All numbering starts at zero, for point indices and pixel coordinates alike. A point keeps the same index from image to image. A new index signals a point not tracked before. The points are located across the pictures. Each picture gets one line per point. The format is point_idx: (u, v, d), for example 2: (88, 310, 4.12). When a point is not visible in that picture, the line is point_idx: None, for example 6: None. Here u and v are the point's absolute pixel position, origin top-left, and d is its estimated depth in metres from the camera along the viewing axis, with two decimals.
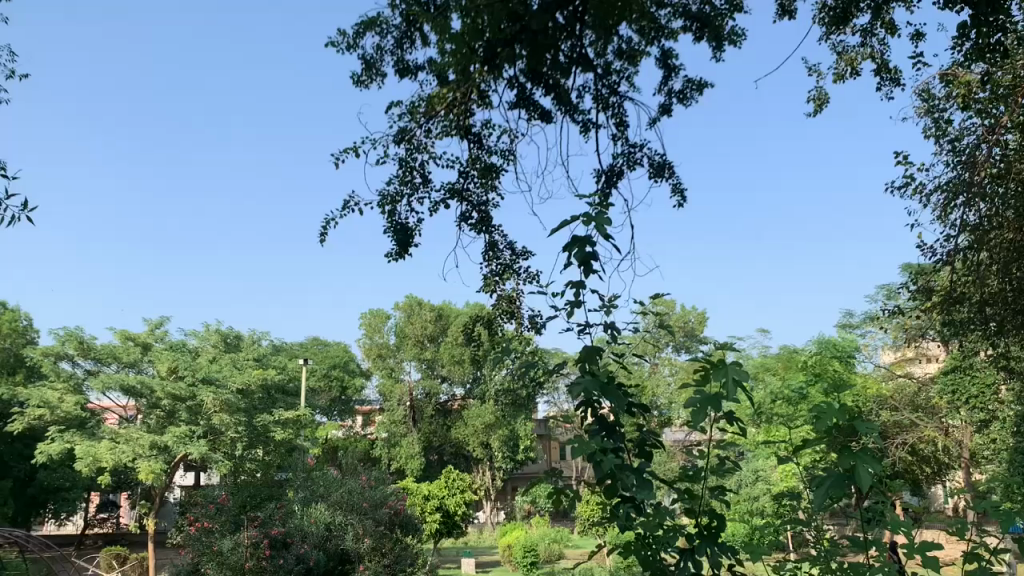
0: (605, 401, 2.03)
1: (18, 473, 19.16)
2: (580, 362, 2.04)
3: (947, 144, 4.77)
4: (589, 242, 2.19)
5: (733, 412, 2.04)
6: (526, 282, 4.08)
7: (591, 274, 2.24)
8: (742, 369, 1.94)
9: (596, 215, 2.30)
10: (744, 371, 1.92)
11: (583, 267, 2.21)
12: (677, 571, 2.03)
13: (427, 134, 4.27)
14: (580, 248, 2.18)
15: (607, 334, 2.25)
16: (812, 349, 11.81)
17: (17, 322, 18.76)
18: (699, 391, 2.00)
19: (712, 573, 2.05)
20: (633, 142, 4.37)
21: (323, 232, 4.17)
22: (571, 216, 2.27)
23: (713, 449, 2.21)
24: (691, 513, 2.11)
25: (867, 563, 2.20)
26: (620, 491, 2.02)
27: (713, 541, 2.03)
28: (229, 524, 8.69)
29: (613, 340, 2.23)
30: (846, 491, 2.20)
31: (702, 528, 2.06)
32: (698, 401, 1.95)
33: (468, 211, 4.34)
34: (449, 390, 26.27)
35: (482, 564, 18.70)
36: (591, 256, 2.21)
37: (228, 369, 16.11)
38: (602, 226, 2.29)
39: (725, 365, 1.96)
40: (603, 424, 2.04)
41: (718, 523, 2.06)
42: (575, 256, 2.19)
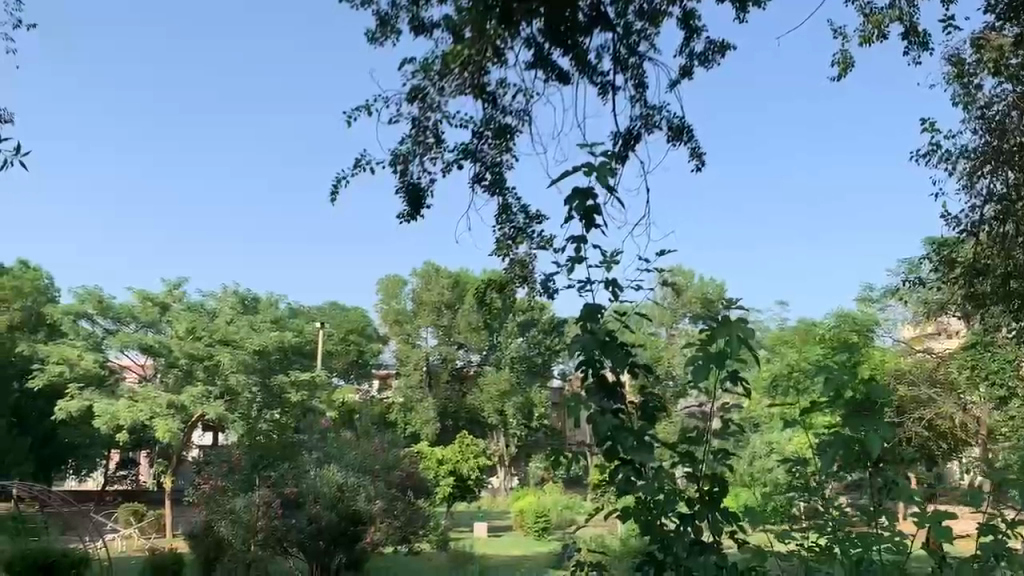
0: (606, 361, 2.01)
1: (39, 430, 19.47)
2: (580, 322, 2.03)
3: (976, 111, 4.62)
4: (592, 194, 2.11)
5: (739, 376, 2.01)
6: (537, 247, 4.02)
7: (594, 228, 2.18)
8: (747, 327, 1.92)
9: (599, 166, 2.22)
10: (747, 326, 1.92)
11: (586, 220, 2.15)
12: (676, 537, 2.01)
13: (441, 93, 4.19)
14: (582, 201, 2.11)
15: (612, 292, 2.19)
16: (828, 323, 11.70)
17: (39, 281, 18.85)
18: (699, 351, 1.97)
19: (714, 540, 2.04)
20: (652, 105, 4.27)
21: (334, 192, 4.12)
22: (573, 167, 2.19)
23: (717, 412, 2.16)
24: (692, 477, 2.06)
25: (874, 534, 2.31)
26: (619, 454, 2.00)
27: (714, 507, 2.02)
28: (243, 482, 9.27)
29: (617, 298, 2.17)
30: (859, 461, 2.25)
31: (703, 493, 2.04)
32: (698, 359, 1.94)
33: (481, 172, 4.26)
34: (465, 356, 26.45)
35: (495, 528, 18.87)
36: (594, 210, 2.14)
37: (245, 330, 16.17)
38: (605, 178, 2.22)
39: (728, 323, 1.95)
40: (602, 386, 2.00)
41: (720, 489, 2.04)
42: (576, 209, 2.11)
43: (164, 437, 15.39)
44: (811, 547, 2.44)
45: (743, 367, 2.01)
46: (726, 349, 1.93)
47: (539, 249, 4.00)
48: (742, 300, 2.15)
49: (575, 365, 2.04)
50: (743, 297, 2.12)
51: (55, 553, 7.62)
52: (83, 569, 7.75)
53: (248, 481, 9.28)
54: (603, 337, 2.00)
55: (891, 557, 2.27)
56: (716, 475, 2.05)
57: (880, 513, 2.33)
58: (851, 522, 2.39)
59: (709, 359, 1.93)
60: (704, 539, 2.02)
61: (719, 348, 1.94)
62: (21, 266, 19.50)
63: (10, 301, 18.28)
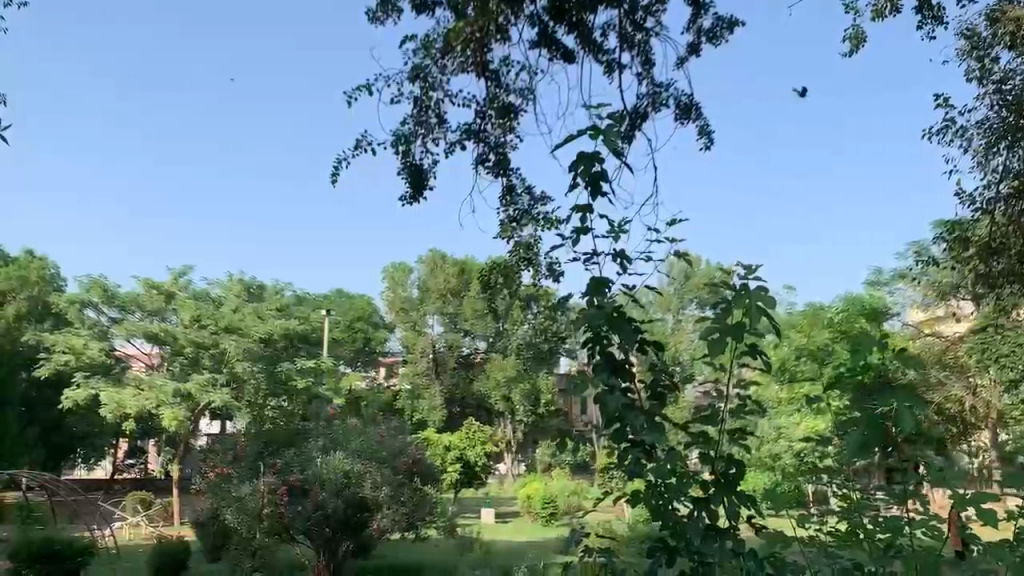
0: (614, 336, 1.93)
1: (47, 419, 19.50)
2: (587, 295, 1.95)
3: (991, 86, 4.52)
4: (598, 159, 2.02)
5: (757, 348, 1.93)
6: (544, 228, 3.92)
7: (601, 197, 2.09)
8: (769, 296, 1.84)
9: (605, 130, 2.13)
10: (768, 296, 1.83)
11: (592, 188, 2.06)
12: (689, 522, 1.93)
13: (443, 71, 4.10)
14: (588, 167, 2.01)
15: (620, 264, 2.10)
16: (838, 306, 11.56)
17: (45, 270, 18.81)
18: (716, 321, 1.87)
19: (731, 525, 1.95)
20: (660, 82, 4.18)
21: (334, 173, 4.04)
22: (577, 132, 2.10)
23: (732, 389, 2.06)
24: (706, 460, 1.97)
25: (906, 518, 2.25)
26: (628, 434, 1.92)
27: (730, 490, 1.92)
28: (249, 471, 9.20)
29: (626, 269, 2.08)
30: (885, 437, 2.17)
31: (719, 476, 1.94)
32: (715, 331, 1.85)
33: (485, 153, 4.18)
34: (471, 343, 26.09)
35: (502, 514, 18.89)
36: (600, 176, 2.05)
37: (251, 318, 16.11)
38: (612, 145, 2.13)
39: (746, 292, 1.85)
40: (610, 363, 1.92)
41: (737, 471, 1.94)
42: (583, 175, 2.02)
43: (171, 425, 15.39)
44: (832, 532, 2.36)
45: (761, 341, 1.93)
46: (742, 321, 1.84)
47: (544, 231, 3.92)
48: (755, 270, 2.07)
49: (581, 342, 1.97)
50: (757, 266, 2.04)
51: (59, 542, 7.54)
52: (87, 558, 7.70)
53: (253, 470, 9.19)
54: (610, 311, 1.92)
55: (927, 540, 2.22)
56: (732, 456, 1.96)
57: (911, 497, 2.28)
58: (874, 505, 2.32)
59: (726, 331, 1.85)
60: (719, 525, 1.94)
61: (737, 319, 1.85)
62: (26, 256, 19.46)
63: (16, 291, 18.29)
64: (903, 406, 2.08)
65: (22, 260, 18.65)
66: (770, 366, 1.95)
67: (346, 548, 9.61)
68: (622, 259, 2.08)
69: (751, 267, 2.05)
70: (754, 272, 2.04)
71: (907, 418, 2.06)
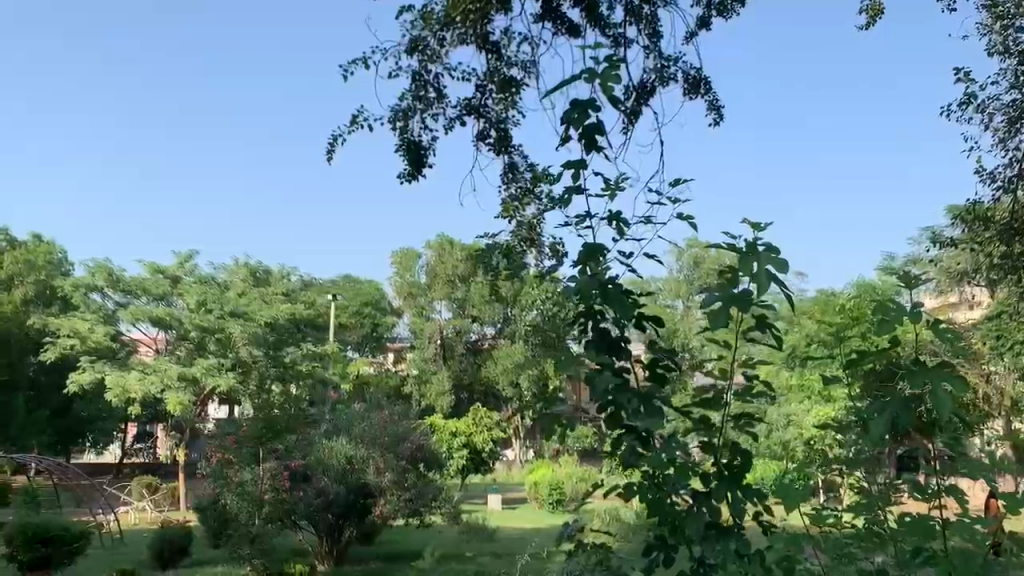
0: (608, 310, 1.78)
1: (56, 403, 19.53)
2: (578, 263, 1.81)
3: (1014, 60, 4.33)
4: (593, 107, 1.86)
5: (768, 318, 1.77)
6: (545, 208, 3.74)
7: (596, 150, 1.93)
8: (779, 257, 1.66)
9: (604, 75, 1.97)
10: (778, 255, 1.65)
11: (586, 140, 1.91)
12: (687, 518, 1.76)
13: (442, 43, 3.94)
14: (581, 114, 1.85)
15: (616, 228, 1.94)
16: (850, 291, 11.34)
17: (52, 255, 18.79)
18: (719, 290, 1.71)
19: (737, 523, 1.77)
20: (667, 55, 4.01)
21: (330, 150, 3.89)
22: (571, 76, 1.94)
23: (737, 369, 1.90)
24: (708, 450, 1.81)
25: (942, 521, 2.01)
26: (623, 420, 1.78)
27: (736, 483, 1.75)
28: (248, 455, 8.82)
29: (622, 234, 1.92)
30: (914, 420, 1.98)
31: (722, 467, 1.78)
32: (717, 299, 1.69)
33: (486, 130, 4.03)
34: (480, 329, 25.96)
35: (510, 500, 18.79)
36: (595, 127, 1.90)
37: (257, 303, 16.05)
38: (610, 95, 1.97)
39: (755, 254, 1.68)
40: (603, 340, 1.79)
41: (742, 463, 1.77)
42: (576, 124, 1.87)
43: (176, 410, 15.33)
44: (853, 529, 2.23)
45: (771, 312, 1.76)
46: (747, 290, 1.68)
47: (545, 210, 3.74)
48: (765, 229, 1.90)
49: (573, 317, 1.83)
50: (768, 223, 1.86)
51: (56, 526, 7.43)
52: (85, 542, 7.60)
53: (252, 454, 8.83)
54: (603, 281, 1.78)
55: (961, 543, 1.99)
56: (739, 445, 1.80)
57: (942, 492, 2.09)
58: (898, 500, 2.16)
59: (729, 300, 1.68)
60: (723, 523, 1.76)
61: (744, 285, 1.67)
62: (33, 240, 19.43)
63: (24, 275, 18.26)
64: (940, 386, 1.83)
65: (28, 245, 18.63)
66: (780, 338, 1.79)
67: (350, 535, 9.68)
68: (618, 221, 1.92)
69: (758, 224, 1.87)
70: (763, 230, 1.87)
71: (944, 400, 1.82)
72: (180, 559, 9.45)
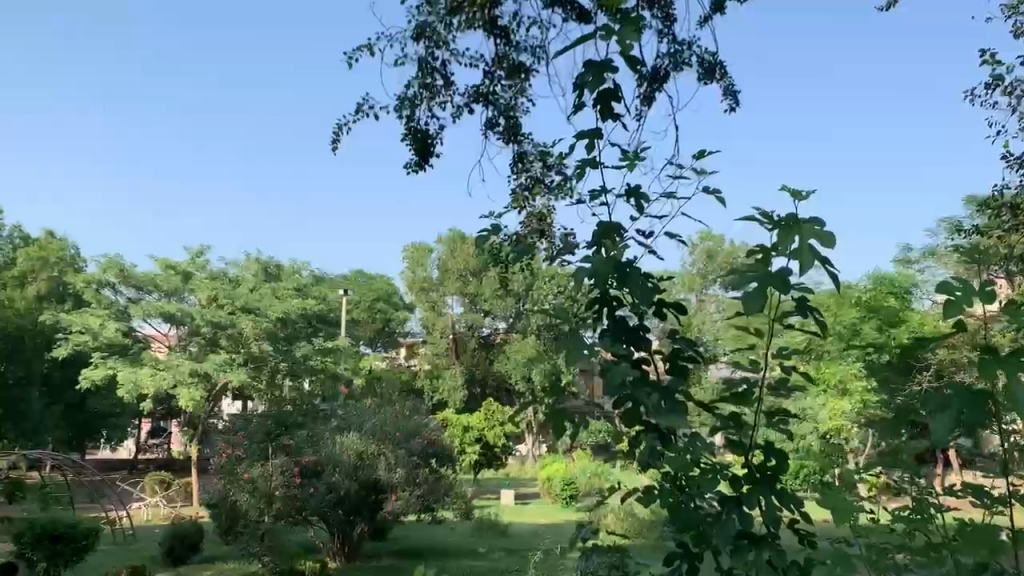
0: (624, 292, 1.64)
1: (69, 399, 19.59)
2: (592, 242, 1.68)
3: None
4: (609, 69, 1.74)
5: (807, 302, 1.58)
6: (557, 199, 3.62)
7: (611, 118, 1.82)
8: (826, 231, 1.38)
9: (620, 34, 1.85)
10: (827, 229, 1.36)
11: (601, 106, 1.80)
12: (716, 526, 1.61)
13: (449, 28, 3.83)
14: (597, 76, 1.72)
15: (632, 203, 1.80)
16: (867, 282, 11.14)
17: (64, 250, 18.79)
18: (754, 269, 1.53)
19: (772, 532, 1.60)
20: (680, 39, 3.88)
21: (335, 139, 3.80)
22: (586, 35, 1.82)
23: (769, 358, 1.76)
24: (739, 449, 1.67)
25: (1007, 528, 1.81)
26: (642, 416, 1.65)
27: (770, 486, 1.58)
28: (258, 450, 8.92)
29: (641, 211, 1.79)
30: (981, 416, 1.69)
31: (754, 469, 1.62)
32: (751, 278, 1.51)
33: (494, 117, 3.92)
34: (492, 324, 25.88)
35: (523, 496, 18.72)
36: (611, 92, 1.79)
37: (268, 298, 16.07)
38: (628, 58, 1.85)
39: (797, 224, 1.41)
40: (621, 329, 1.69)
41: (776, 463, 1.61)
42: (592, 87, 1.74)
43: (188, 405, 15.34)
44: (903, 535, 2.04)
45: (810, 294, 1.59)
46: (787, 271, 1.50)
47: (556, 201, 3.61)
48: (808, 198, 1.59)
49: (587, 305, 1.74)
50: (811, 189, 1.58)
51: (64, 522, 7.39)
52: (94, 539, 7.56)
53: (263, 449, 8.92)
54: (622, 261, 1.63)
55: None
56: (773, 446, 1.64)
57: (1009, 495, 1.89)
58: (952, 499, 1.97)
59: (765, 280, 1.50)
60: (755, 532, 1.59)
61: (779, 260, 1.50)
62: (46, 237, 19.49)
63: (37, 271, 18.29)
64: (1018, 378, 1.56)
65: (41, 242, 18.65)
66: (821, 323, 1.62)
67: (361, 531, 9.68)
68: (636, 196, 1.78)
69: (799, 192, 1.58)
70: (808, 200, 1.56)
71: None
72: (189, 556, 9.41)
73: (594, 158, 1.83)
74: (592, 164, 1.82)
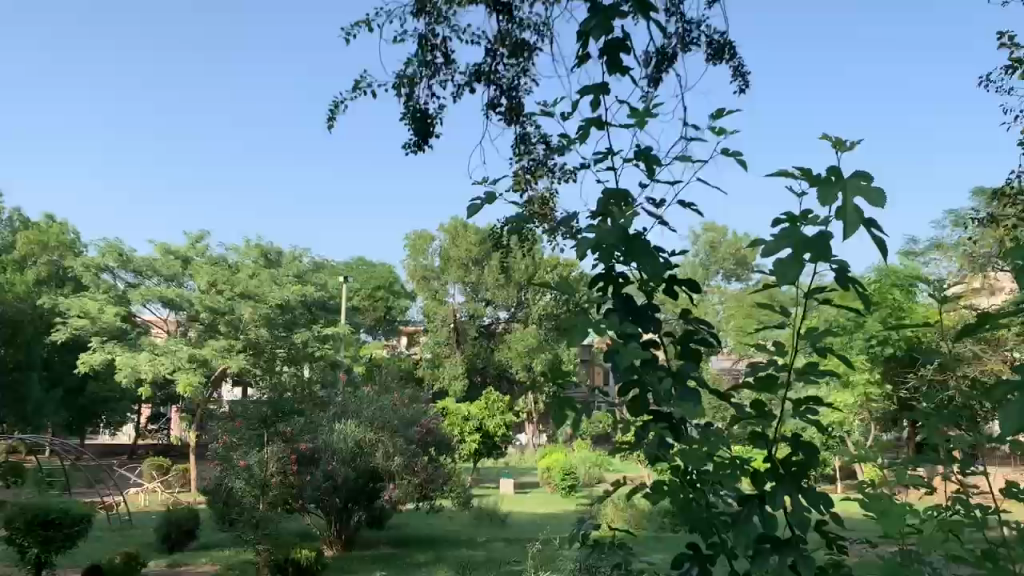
0: (630, 264, 1.52)
1: (70, 383, 19.60)
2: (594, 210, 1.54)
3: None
4: (617, 14, 1.63)
5: (848, 273, 1.38)
6: (560, 182, 3.50)
7: (618, 71, 1.72)
8: (875, 186, 1.15)
9: None
10: (874, 183, 1.15)
11: (608, 58, 1.70)
12: (733, 530, 1.48)
13: (450, 4, 3.71)
14: (604, 20, 1.61)
15: (641, 167, 1.67)
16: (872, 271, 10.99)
17: (65, 235, 18.73)
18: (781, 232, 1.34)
19: (797, 539, 1.44)
20: (689, 18, 3.75)
21: (331, 117, 3.69)
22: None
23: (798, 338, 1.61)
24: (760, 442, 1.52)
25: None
26: (651, 402, 1.53)
27: (795, 487, 1.42)
28: (254, 438, 8.55)
29: (652, 175, 1.66)
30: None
31: (780, 465, 1.46)
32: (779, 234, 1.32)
33: (496, 97, 3.80)
34: (493, 313, 25.74)
35: (523, 485, 18.68)
36: (621, 42, 1.70)
37: (268, 285, 16.03)
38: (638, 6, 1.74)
39: (838, 177, 1.18)
40: (629, 307, 1.56)
41: (805, 459, 1.45)
42: (597, 33, 1.62)
43: (187, 390, 15.27)
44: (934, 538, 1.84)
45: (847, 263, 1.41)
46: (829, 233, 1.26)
47: (560, 184, 3.49)
48: (852, 147, 1.44)
49: (591, 283, 1.62)
50: (855, 142, 1.40)
51: (56, 508, 7.29)
52: (87, 525, 7.47)
53: (259, 437, 8.55)
54: (629, 231, 1.50)
55: None
56: (800, 439, 1.49)
57: None
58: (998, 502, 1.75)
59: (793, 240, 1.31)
60: (778, 538, 1.45)
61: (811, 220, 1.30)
62: (46, 220, 19.41)
63: (37, 255, 18.20)
64: None
65: (40, 226, 18.58)
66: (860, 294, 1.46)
67: (359, 519, 9.59)
68: (646, 159, 1.66)
69: (842, 141, 1.42)
70: (851, 149, 1.41)
71: None
72: (186, 542, 9.37)
73: (598, 117, 1.71)
74: (597, 123, 1.70)
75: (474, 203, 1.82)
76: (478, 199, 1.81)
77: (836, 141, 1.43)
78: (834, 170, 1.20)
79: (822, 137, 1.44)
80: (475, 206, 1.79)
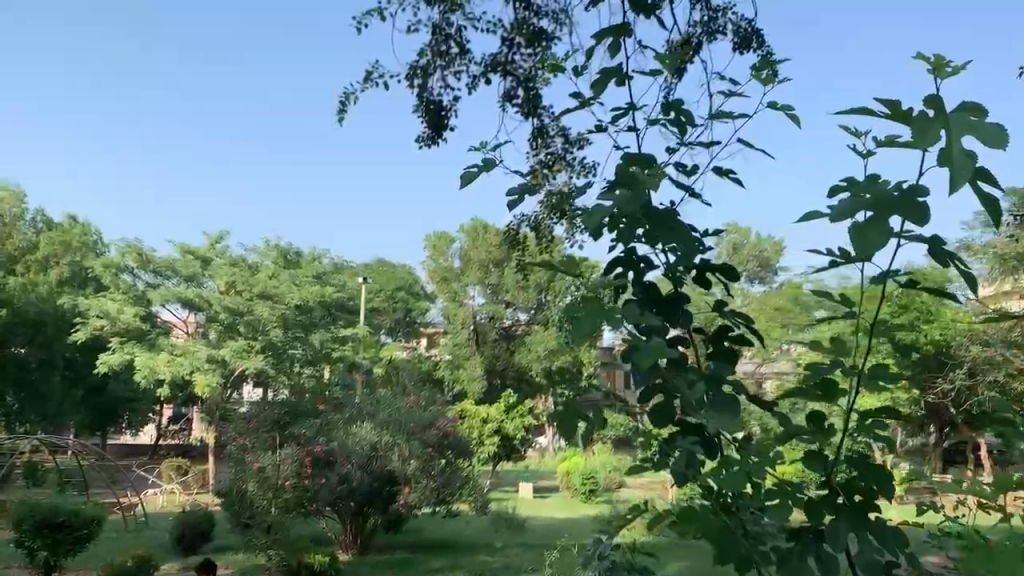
0: (656, 239, 1.35)
1: (90, 382, 19.70)
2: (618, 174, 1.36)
3: None
4: None
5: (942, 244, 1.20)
6: (579, 176, 3.32)
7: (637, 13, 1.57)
8: (988, 122, 0.97)
9: None
10: (988, 119, 0.96)
11: None
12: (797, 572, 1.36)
13: None
14: None
15: (675, 129, 1.51)
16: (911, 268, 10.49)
17: (87, 235, 18.87)
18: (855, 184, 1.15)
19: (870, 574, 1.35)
20: (715, 6, 3.58)
21: (341, 110, 3.55)
22: None
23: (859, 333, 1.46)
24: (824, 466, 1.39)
25: None
26: (680, 400, 1.36)
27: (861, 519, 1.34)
28: (265, 439, 8.67)
29: (684, 137, 1.50)
30: None
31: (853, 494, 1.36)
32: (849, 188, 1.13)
33: (513, 88, 3.64)
34: (513, 315, 25.53)
35: (543, 488, 18.46)
36: None
37: (286, 284, 15.79)
38: None
39: (945, 118, 0.99)
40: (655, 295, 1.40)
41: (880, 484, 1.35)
42: None
43: (204, 392, 15.31)
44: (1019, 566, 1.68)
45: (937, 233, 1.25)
46: (918, 189, 1.06)
47: (580, 178, 3.31)
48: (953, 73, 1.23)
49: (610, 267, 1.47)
50: (958, 67, 1.19)
51: (65, 510, 7.18)
52: (99, 527, 7.42)
53: (270, 438, 8.68)
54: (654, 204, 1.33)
55: None
56: (866, 462, 1.38)
57: None
58: None
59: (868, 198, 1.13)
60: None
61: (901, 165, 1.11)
62: (68, 220, 19.52)
63: (59, 255, 18.37)
64: None
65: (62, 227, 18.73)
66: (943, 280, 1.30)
67: (375, 522, 9.68)
68: (677, 112, 1.50)
69: (941, 64, 1.20)
70: (951, 74, 1.20)
71: None
72: (200, 545, 9.31)
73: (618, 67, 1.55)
74: (618, 74, 1.54)
75: (471, 171, 1.64)
76: (475, 166, 1.63)
77: (935, 63, 1.21)
78: (935, 103, 1.02)
79: (918, 59, 1.22)
80: (472, 173, 1.61)
